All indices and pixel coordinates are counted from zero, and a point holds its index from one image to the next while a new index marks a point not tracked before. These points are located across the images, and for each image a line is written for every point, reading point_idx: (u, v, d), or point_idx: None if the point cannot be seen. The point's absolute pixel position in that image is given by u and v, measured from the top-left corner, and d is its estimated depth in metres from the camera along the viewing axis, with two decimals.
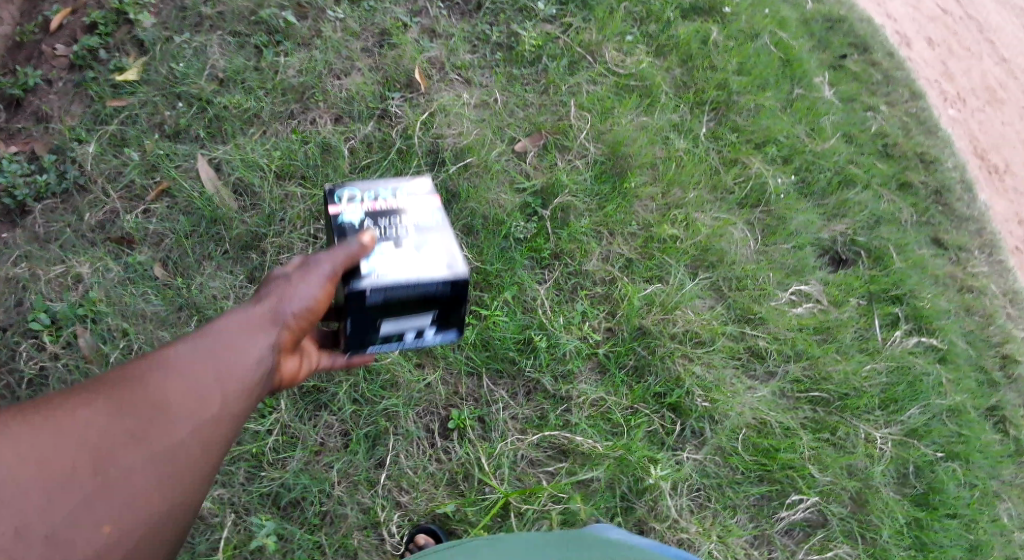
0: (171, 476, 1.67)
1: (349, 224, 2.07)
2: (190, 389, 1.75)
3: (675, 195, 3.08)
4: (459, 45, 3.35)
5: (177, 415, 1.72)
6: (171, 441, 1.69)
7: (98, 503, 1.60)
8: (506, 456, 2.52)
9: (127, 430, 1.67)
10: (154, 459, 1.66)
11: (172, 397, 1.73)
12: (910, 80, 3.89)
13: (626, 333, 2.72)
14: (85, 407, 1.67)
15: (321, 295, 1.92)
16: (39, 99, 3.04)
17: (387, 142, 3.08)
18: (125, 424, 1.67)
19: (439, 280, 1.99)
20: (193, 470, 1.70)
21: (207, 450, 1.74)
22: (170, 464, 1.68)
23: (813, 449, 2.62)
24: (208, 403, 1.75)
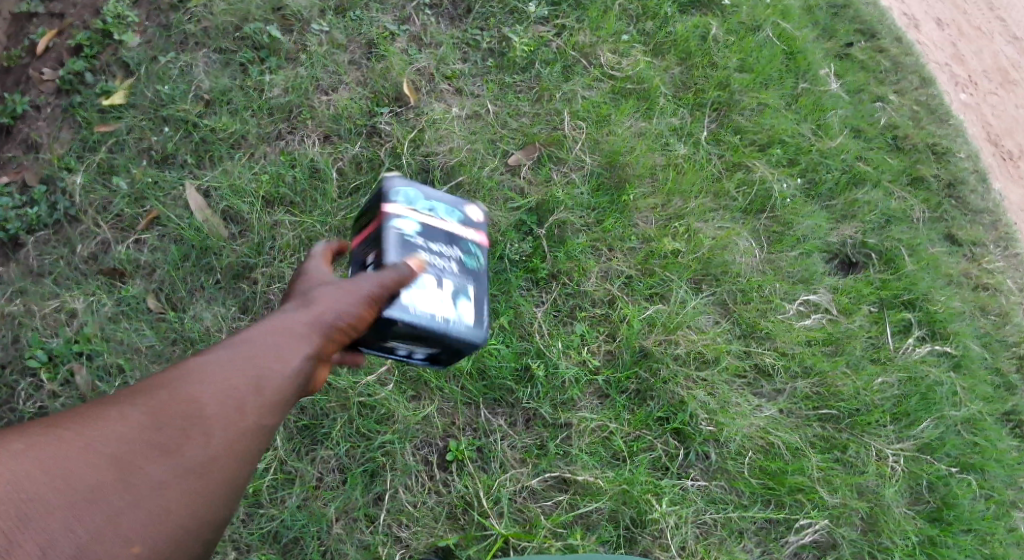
0: (199, 500, 1.26)
1: (399, 230, 1.88)
2: (232, 394, 1.36)
3: (676, 206, 2.81)
4: (449, 53, 3.01)
5: (212, 427, 1.31)
6: (205, 456, 1.28)
7: (118, 531, 1.18)
8: (506, 488, 2.36)
9: (147, 446, 1.25)
10: (185, 484, 1.25)
11: (204, 404, 1.32)
12: (920, 66, 3.67)
13: (626, 357, 2.55)
14: (105, 422, 1.26)
15: (361, 312, 1.61)
16: (28, 126, 2.95)
17: (375, 163, 2.81)
18: (154, 436, 1.27)
19: (462, 336, 1.87)
20: (222, 493, 1.28)
21: (245, 477, 1.33)
22: (196, 489, 1.26)
23: (822, 470, 2.53)
24: (243, 413, 1.35)
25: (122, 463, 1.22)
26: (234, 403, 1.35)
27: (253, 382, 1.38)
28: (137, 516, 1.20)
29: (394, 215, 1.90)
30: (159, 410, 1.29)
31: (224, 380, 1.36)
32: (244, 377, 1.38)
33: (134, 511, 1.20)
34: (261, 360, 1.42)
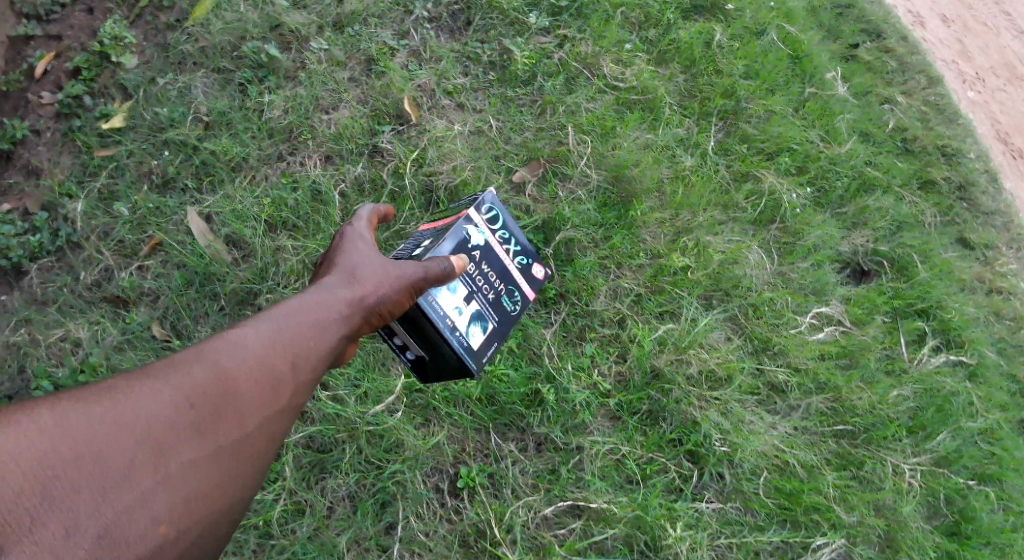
0: (228, 475, 1.47)
1: (467, 238, 2.17)
2: (258, 379, 1.55)
3: (685, 219, 2.76)
4: (450, 67, 2.96)
5: (245, 408, 1.52)
6: (236, 435, 1.50)
7: (157, 500, 1.39)
8: (519, 516, 2.33)
9: (189, 422, 1.46)
10: (211, 462, 1.46)
11: (240, 386, 1.53)
12: (926, 64, 3.53)
13: (638, 378, 2.53)
14: (151, 394, 1.46)
15: (398, 301, 1.82)
16: (29, 151, 2.91)
17: (378, 183, 2.76)
18: (192, 415, 1.47)
19: (453, 350, 2.07)
20: (249, 470, 1.50)
21: (264, 453, 1.54)
22: (224, 467, 1.47)
23: (839, 488, 2.51)
24: (274, 395, 1.56)
25: (150, 444, 1.42)
26: (255, 388, 1.54)
27: (276, 366, 1.58)
28: (163, 497, 1.39)
29: (469, 225, 2.19)
30: (184, 392, 1.48)
31: (251, 365, 1.56)
32: (264, 361, 1.58)
33: (163, 487, 1.40)
34: (284, 344, 1.61)
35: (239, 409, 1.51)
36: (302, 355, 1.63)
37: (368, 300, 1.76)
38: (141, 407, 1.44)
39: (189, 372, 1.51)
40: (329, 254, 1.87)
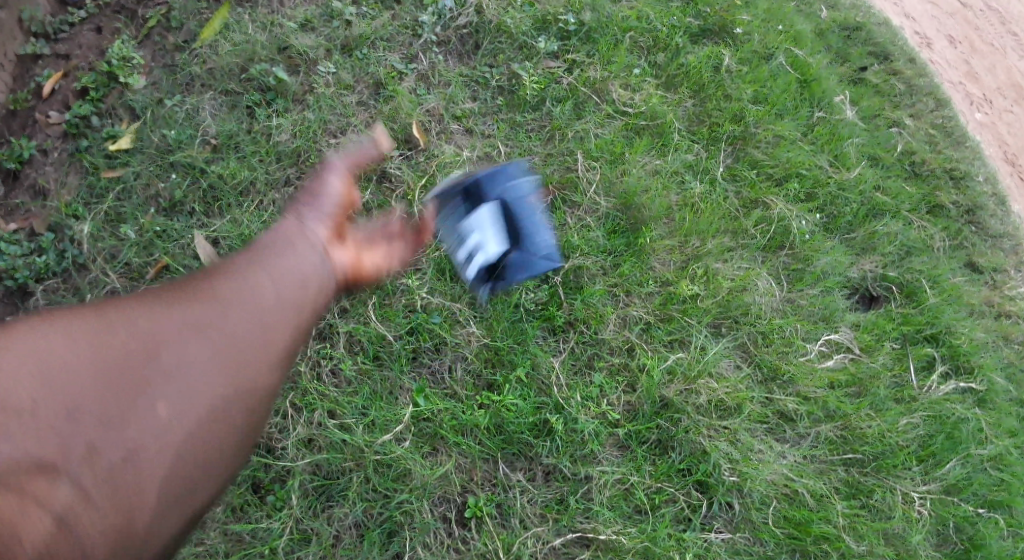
0: (234, 355, 1.23)
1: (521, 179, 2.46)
2: (238, 269, 1.32)
3: (694, 246, 2.76)
4: (458, 92, 2.95)
5: (234, 290, 1.28)
6: (234, 314, 1.26)
7: (148, 396, 1.14)
8: (527, 546, 2.33)
9: (169, 315, 1.22)
10: (210, 345, 1.21)
11: (221, 276, 1.30)
12: (934, 86, 3.52)
13: (647, 408, 2.52)
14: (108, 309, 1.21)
15: (345, 190, 1.67)
16: (37, 171, 2.89)
17: (386, 209, 2.73)
18: (170, 308, 1.23)
19: (490, 248, 2.35)
20: (265, 349, 1.27)
21: (281, 334, 1.30)
22: (229, 347, 1.23)
23: (848, 517, 2.49)
24: (268, 278, 1.34)
25: (123, 404, 1.13)
26: (248, 336, 1.25)
27: (268, 268, 1.35)
28: (135, 473, 1.11)
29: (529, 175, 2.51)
30: (162, 339, 1.18)
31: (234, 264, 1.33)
32: (258, 305, 1.28)
33: (136, 461, 1.12)
34: (281, 285, 1.34)
35: (228, 365, 1.21)
36: (294, 254, 1.41)
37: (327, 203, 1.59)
38: (111, 355, 1.14)
39: (166, 314, 1.21)
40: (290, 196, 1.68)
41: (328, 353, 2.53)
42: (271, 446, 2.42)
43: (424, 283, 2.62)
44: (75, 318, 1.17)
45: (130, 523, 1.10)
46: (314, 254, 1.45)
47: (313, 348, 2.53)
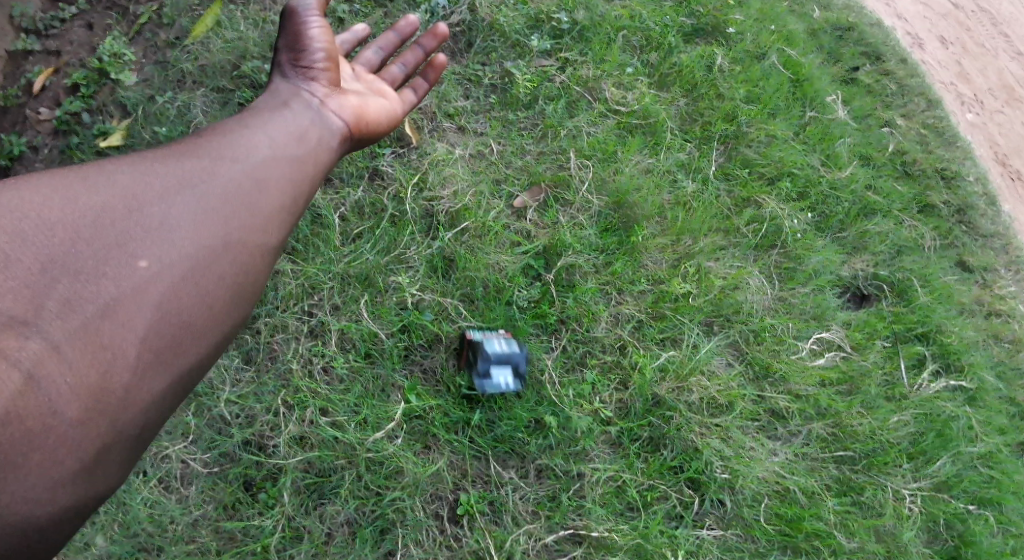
0: (250, 228, 2.01)
1: None
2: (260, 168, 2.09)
3: (686, 244, 2.76)
4: (450, 90, 2.93)
5: (243, 188, 2.03)
6: (246, 206, 2.02)
7: (184, 250, 1.89)
8: (519, 542, 2.34)
9: (194, 200, 1.96)
10: (237, 220, 1.99)
11: (244, 177, 2.05)
12: (926, 87, 3.53)
13: (639, 405, 2.52)
14: (121, 188, 1.92)
15: (329, 69, 2.34)
16: (26, 168, 2.90)
17: (378, 207, 2.72)
18: (206, 198, 1.97)
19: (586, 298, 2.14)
20: (263, 227, 2.04)
21: (281, 219, 2.08)
22: (246, 224, 2.00)
23: (838, 514, 2.52)
24: (278, 183, 2.10)
25: (83, 290, 1.76)
26: (220, 227, 1.96)
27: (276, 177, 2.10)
28: (111, 326, 1.75)
29: None
30: (132, 249, 1.85)
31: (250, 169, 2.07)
32: (195, 225, 1.93)
33: (102, 334, 1.73)
34: (233, 212, 1.99)
35: (185, 270, 1.88)
36: (295, 165, 2.16)
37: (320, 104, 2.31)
38: (89, 254, 1.80)
39: (141, 232, 1.87)
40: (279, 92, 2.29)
41: (319, 351, 2.53)
42: (263, 444, 2.44)
43: (415, 279, 2.61)
44: (126, 227, 1.87)
45: (106, 384, 1.71)
46: (244, 187, 2.03)
47: (304, 346, 2.53)
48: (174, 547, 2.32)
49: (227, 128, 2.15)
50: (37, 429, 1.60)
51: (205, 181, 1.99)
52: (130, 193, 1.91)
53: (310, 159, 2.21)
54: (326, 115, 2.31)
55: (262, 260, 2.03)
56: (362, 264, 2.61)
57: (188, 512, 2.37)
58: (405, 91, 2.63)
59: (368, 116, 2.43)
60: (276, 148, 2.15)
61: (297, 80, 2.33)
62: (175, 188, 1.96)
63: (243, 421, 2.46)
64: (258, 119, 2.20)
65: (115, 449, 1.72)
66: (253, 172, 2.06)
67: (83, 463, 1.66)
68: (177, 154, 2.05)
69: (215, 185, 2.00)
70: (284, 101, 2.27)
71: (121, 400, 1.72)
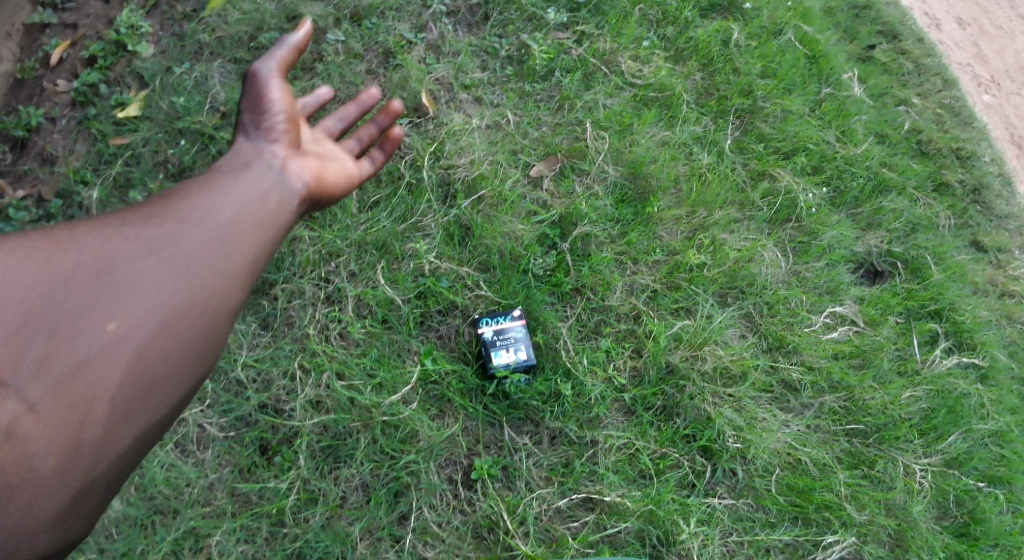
0: (223, 288, 1.88)
1: None
2: (236, 220, 1.96)
3: (701, 217, 2.78)
4: (468, 61, 2.94)
5: (217, 243, 1.90)
6: (218, 263, 1.89)
7: (153, 312, 1.78)
8: (532, 507, 2.40)
9: (165, 256, 1.83)
10: (207, 280, 1.86)
11: (219, 231, 1.92)
12: (943, 67, 3.46)
13: (653, 374, 2.56)
14: (98, 237, 1.81)
15: (289, 128, 2.19)
16: (44, 139, 2.87)
17: (395, 175, 2.73)
18: (176, 254, 1.85)
19: None
20: (234, 287, 1.91)
21: (253, 276, 1.96)
22: (218, 283, 1.87)
23: (850, 487, 2.53)
24: (252, 238, 1.96)
25: (53, 348, 1.69)
26: (191, 286, 1.84)
27: (251, 232, 1.97)
28: (77, 387, 1.68)
29: None
30: (100, 308, 1.74)
31: (224, 223, 1.94)
32: (162, 284, 1.81)
33: (81, 384, 1.69)
34: (200, 270, 1.86)
35: (147, 340, 1.76)
36: (271, 218, 2.03)
37: (289, 159, 2.15)
38: (56, 311, 1.71)
39: (108, 290, 1.76)
40: (244, 150, 2.12)
41: (336, 317, 2.56)
42: (279, 408, 2.48)
43: (433, 247, 2.63)
44: (94, 284, 1.76)
45: (77, 439, 1.67)
46: (214, 244, 1.90)
47: (322, 312, 2.57)
48: (190, 510, 2.36)
49: (201, 177, 2.03)
50: (14, 481, 1.60)
51: (174, 234, 1.87)
52: (99, 247, 1.79)
53: (277, 221, 2.05)
54: (288, 176, 2.12)
55: (229, 321, 1.90)
56: (379, 232, 2.64)
57: (204, 475, 2.41)
58: (362, 160, 2.42)
59: (327, 179, 2.25)
60: (244, 209, 1.99)
61: (258, 137, 2.15)
62: (145, 242, 1.83)
63: (259, 385, 2.50)
64: (225, 178, 2.04)
65: (83, 504, 1.68)
66: (217, 236, 1.91)
67: (49, 518, 1.63)
68: (146, 213, 1.90)
69: (182, 249, 1.86)
70: (246, 161, 2.09)
71: (91, 454, 1.68)
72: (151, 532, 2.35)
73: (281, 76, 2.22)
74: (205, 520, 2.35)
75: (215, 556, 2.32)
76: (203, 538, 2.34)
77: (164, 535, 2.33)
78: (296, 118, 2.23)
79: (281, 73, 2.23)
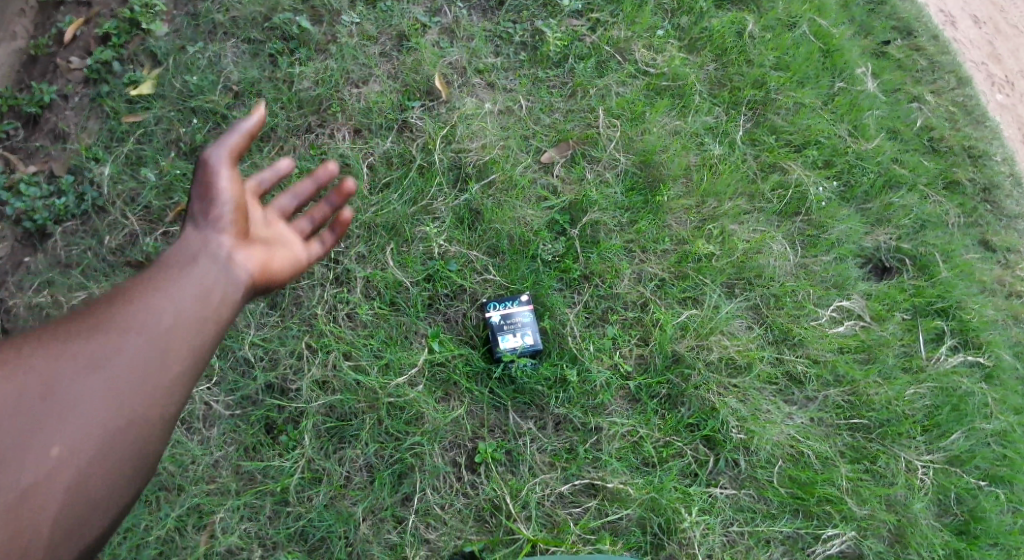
0: (163, 400, 1.62)
1: None
2: (179, 321, 1.69)
3: (710, 207, 2.79)
4: (481, 46, 2.93)
5: (152, 355, 1.63)
6: (164, 368, 1.64)
7: (94, 431, 1.53)
8: (534, 492, 2.41)
9: (103, 368, 1.58)
10: (146, 395, 1.60)
11: (163, 334, 1.66)
12: (957, 65, 3.43)
13: (659, 362, 2.57)
14: (38, 348, 1.57)
15: (235, 215, 1.90)
16: (56, 116, 2.81)
17: (406, 158, 2.75)
18: (110, 366, 1.58)
19: None
20: (171, 399, 1.63)
21: (185, 390, 1.67)
22: (160, 395, 1.61)
23: (851, 481, 2.54)
24: (181, 349, 1.67)
25: None
26: (133, 402, 1.58)
27: (181, 340, 1.67)
28: (16, 517, 1.44)
29: None
30: (41, 430, 1.50)
31: (172, 322, 1.68)
32: (111, 396, 1.56)
33: (22, 518, 1.44)
34: (144, 381, 1.60)
35: (87, 466, 1.51)
36: (202, 323, 1.72)
37: (230, 255, 1.85)
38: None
39: (47, 410, 1.51)
40: (177, 248, 1.82)
41: (344, 298, 2.57)
42: (285, 388, 2.50)
43: (442, 231, 2.65)
44: (29, 404, 1.51)
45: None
46: (161, 349, 1.64)
47: (330, 293, 2.58)
48: (194, 487, 2.38)
49: (139, 276, 1.74)
50: None
51: (112, 345, 1.60)
52: (38, 359, 1.55)
53: (218, 319, 1.76)
54: (234, 269, 1.84)
55: (172, 437, 1.64)
56: (390, 214, 2.65)
57: (209, 452, 2.43)
58: (312, 242, 2.18)
59: (272, 270, 1.98)
60: (179, 315, 1.69)
61: (206, 226, 1.86)
62: (91, 348, 1.59)
63: (266, 363, 2.52)
64: (159, 279, 1.74)
65: None
66: (162, 344, 1.65)
67: None
68: (83, 320, 1.64)
69: (122, 362, 1.60)
70: (190, 255, 1.80)
71: None
72: (155, 508, 2.35)
73: (235, 155, 1.94)
74: (209, 498, 2.37)
75: (218, 533, 2.33)
76: (207, 515, 2.36)
77: (167, 511, 2.34)
78: (245, 207, 1.94)
79: (233, 159, 1.93)
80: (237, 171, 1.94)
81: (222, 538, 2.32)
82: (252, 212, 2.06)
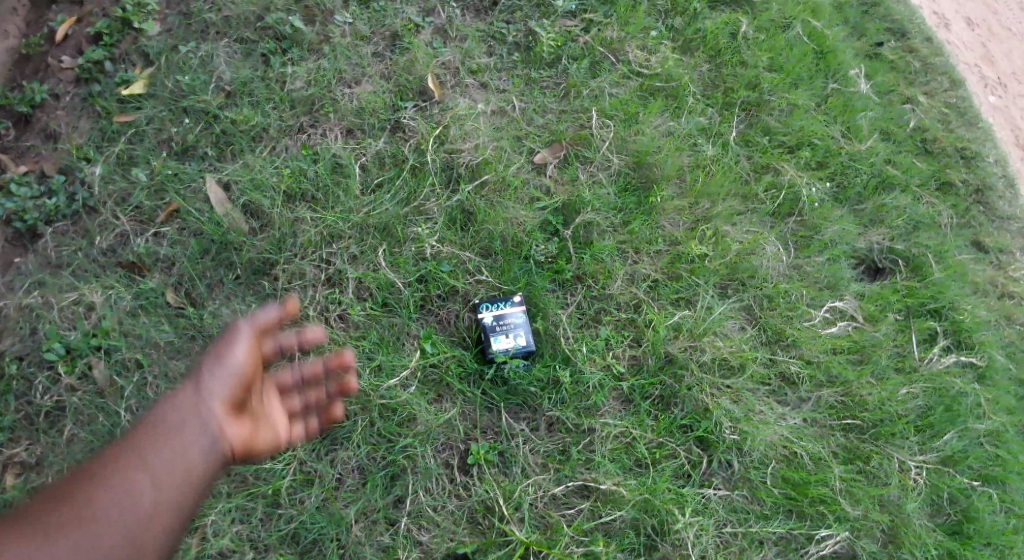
0: None
1: None
2: (154, 504, 1.75)
3: (704, 207, 2.79)
4: (474, 46, 2.93)
5: (128, 538, 1.70)
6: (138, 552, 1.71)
7: None
8: (528, 494, 2.41)
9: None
10: None
11: (136, 517, 1.72)
12: (950, 66, 3.44)
13: (652, 363, 2.57)
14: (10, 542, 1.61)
15: (237, 388, 1.93)
16: (48, 116, 2.78)
17: (399, 158, 2.74)
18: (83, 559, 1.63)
19: None
20: None
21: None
22: None
23: (844, 481, 2.54)
24: (156, 528, 1.74)
25: None
26: None
27: (159, 520, 1.75)
28: None
29: None
30: None
31: (148, 508, 1.74)
32: None
33: None
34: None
35: None
36: (178, 500, 1.79)
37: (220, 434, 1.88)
38: None
39: None
40: (163, 424, 1.83)
41: (336, 298, 2.56)
42: None
43: (435, 231, 2.64)
44: None
45: None
46: (134, 534, 1.71)
47: (322, 294, 2.57)
48: None
49: (117, 454, 1.80)
50: None
51: (85, 535, 1.65)
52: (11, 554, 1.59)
53: (194, 490, 1.82)
54: (220, 442, 1.87)
55: None
56: (382, 214, 2.64)
57: None
58: (297, 426, 2.21)
59: (257, 446, 2.00)
60: None
61: (206, 388, 1.88)
62: (63, 538, 1.64)
63: None
64: (139, 458, 1.78)
65: None
66: (140, 524, 1.71)
67: None
68: (56, 511, 1.68)
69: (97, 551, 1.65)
70: (176, 424, 1.84)
71: None
72: None
73: (249, 335, 1.99)
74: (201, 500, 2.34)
75: (210, 536, 2.30)
76: (199, 517, 2.32)
77: None
78: (252, 375, 1.99)
79: (254, 333, 2.02)
80: (254, 343, 2.00)
81: (214, 541, 2.29)
82: (256, 384, 2.03)
